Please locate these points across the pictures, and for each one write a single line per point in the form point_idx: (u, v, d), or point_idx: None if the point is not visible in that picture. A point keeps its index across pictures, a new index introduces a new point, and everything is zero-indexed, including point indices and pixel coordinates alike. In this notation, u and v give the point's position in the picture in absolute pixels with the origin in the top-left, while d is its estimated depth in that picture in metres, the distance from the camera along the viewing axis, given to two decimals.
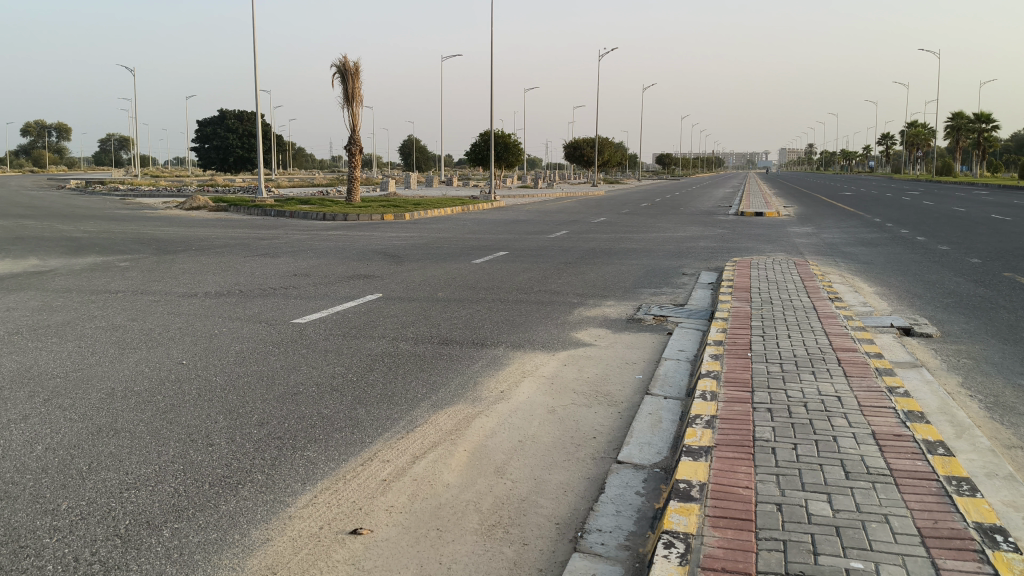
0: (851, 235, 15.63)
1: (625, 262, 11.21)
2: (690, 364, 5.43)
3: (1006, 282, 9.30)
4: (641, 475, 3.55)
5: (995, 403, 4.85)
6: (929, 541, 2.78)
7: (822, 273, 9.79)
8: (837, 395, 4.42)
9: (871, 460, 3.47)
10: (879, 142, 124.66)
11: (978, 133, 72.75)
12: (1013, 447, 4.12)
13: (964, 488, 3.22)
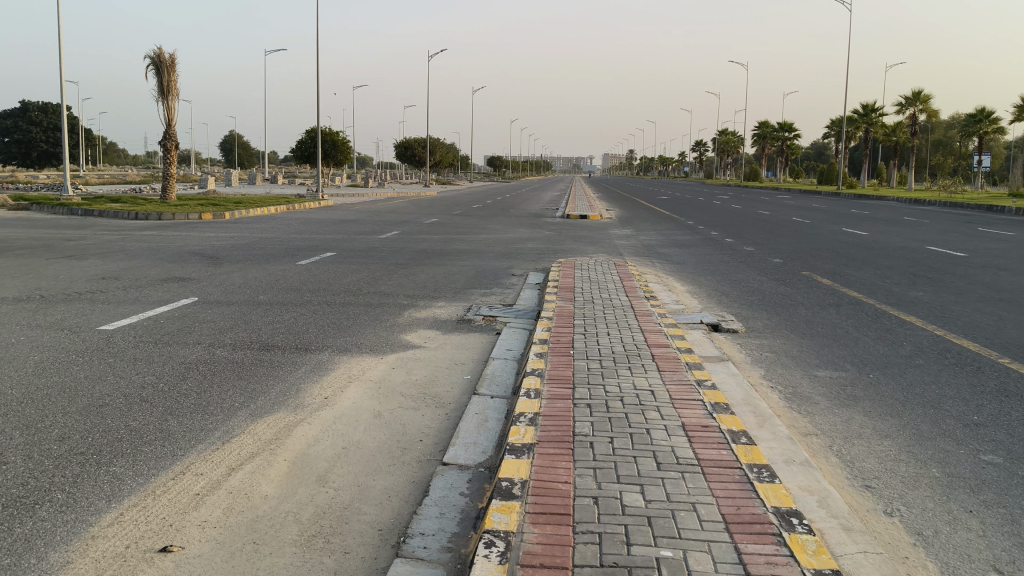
0: (669, 236, 16.42)
1: (454, 263, 11.27)
2: (516, 363, 5.52)
3: (806, 280, 10.03)
4: (465, 476, 3.57)
5: (793, 393, 5.22)
6: (732, 526, 2.94)
7: (641, 273, 10.21)
8: (651, 389, 4.61)
9: (681, 451, 3.64)
10: (695, 148, 131.49)
11: (782, 142, 78.10)
12: (808, 434, 4.45)
13: (764, 475, 3.44)
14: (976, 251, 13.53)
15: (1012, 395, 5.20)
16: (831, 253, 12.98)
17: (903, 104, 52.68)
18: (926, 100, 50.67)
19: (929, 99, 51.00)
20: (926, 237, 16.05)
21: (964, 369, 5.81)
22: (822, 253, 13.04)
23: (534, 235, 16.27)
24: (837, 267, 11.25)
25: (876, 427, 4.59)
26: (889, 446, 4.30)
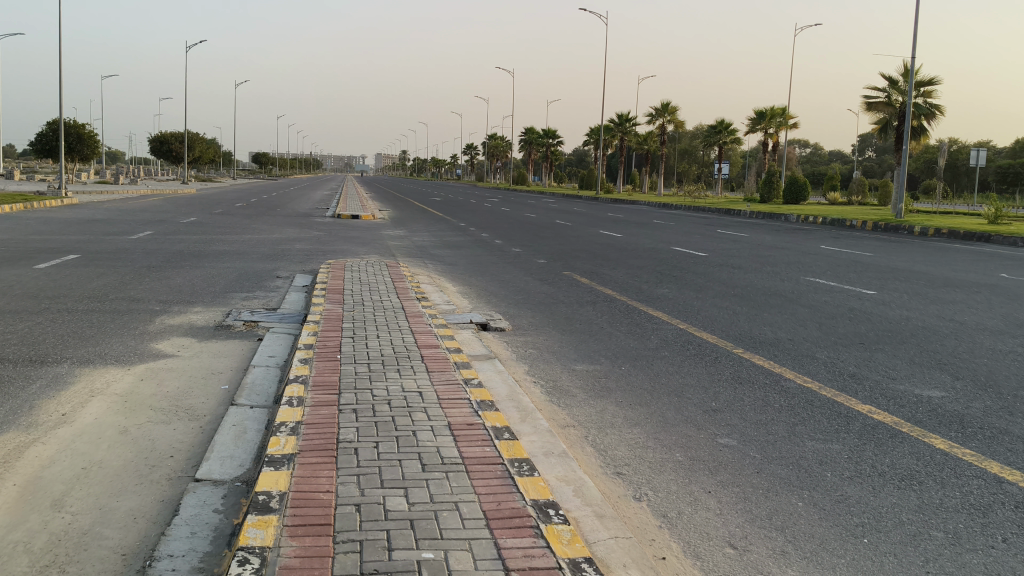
0: (439, 237, 16.64)
1: (214, 265, 10.76)
2: (279, 370, 5.34)
3: (568, 279, 10.48)
4: (220, 492, 3.40)
5: (555, 387, 5.43)
6: (493, 522, 2.99)
7: (411, 274, 10.22)
8: (418, 391, 4.62)
9: (446, 450, 3.67)
10: (466, 151, 134.16)
11: (546, 147, 81.46)
12: (568, 426, 4.64)
13: (524, 468, 3.54)
14: (716, 251, 14.77)
15: (744, 381, 5.72)
16: (590, 254, 13.66)
17: (653, 115, 56.58)
18: (673, 112, 54.78)
19: (675, 111, 55.11)
20: (674, 239, 17.29)
21: (704, 359, 6.32)
22: (582, 253, 13.72)
23: (301, 236, 15.88)
24: (595, 267, 11.87)
25: (627, 416, 4.88)
26: (639, 433, 4.58)
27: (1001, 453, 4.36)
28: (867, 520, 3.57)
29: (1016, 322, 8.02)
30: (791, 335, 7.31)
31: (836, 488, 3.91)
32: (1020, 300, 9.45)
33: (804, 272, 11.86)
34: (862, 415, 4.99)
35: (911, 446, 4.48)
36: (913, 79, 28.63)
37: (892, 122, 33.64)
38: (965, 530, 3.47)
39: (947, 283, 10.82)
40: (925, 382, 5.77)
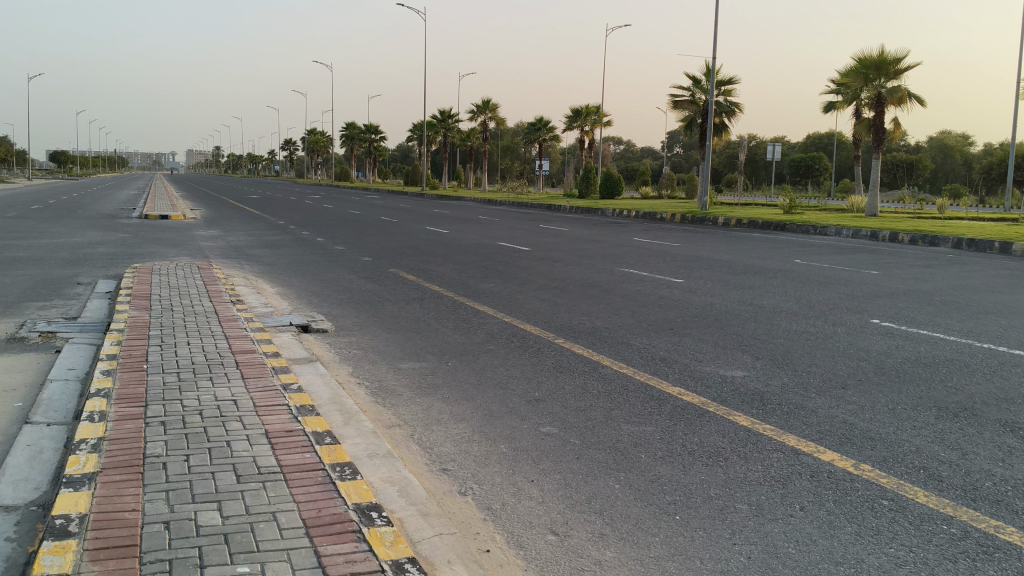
0: (258, 237, 16.10)
1: (7, 273, 9.92)
2: (80, 384, 5.00)
3: (392, 277, 10.40)
4: (13, 519, 3.14)
5: (379, 388, 5.36)
6: (312, 530, 2.93)
7: (226, 277, 9.82)
8: (234, 399, 4.44)
9: (263, 459, 3.56)
10: (285, 148, 130.65)
11: (368, 143, 80.55)
12: (392, 426, 4.60)
13: (346, 473, 3.49)
14: (538, 244, 15.12)
15: (565, 370, 5.88)
16: (414, 251, 13.62)
17: (475, 111, 57.13)
18: (494, 109, 55.58)
19: (496, 108, 55.91)
20: (497, 234, 17.55)
21: (527, 351, 6.44)
22: (406, 250, 13.68)
23: (107, 239, 14.93)
24: (419, 263, 11.86)
25: (453, 412, 4.90)
26: (464, 428, 4.61)
27: (797, 426, 4.71)
28: (678, 498, 3.75)
29: (809, 304, 8.69)
30: (608, 324, 7.59)
31: (650, 469, 4.09)
32: (812, 283, 10.24)
33: (619, 264, 12.34)
34: (673, 397, 5.25)
35: (717, 424, 4.75)
36: (715, 78, 30.35)
37: (697, 120, 35.59)
38: (767, 501, 3.72)
39: (749, 270, 11.55)
40: (730, 363, 6.14)
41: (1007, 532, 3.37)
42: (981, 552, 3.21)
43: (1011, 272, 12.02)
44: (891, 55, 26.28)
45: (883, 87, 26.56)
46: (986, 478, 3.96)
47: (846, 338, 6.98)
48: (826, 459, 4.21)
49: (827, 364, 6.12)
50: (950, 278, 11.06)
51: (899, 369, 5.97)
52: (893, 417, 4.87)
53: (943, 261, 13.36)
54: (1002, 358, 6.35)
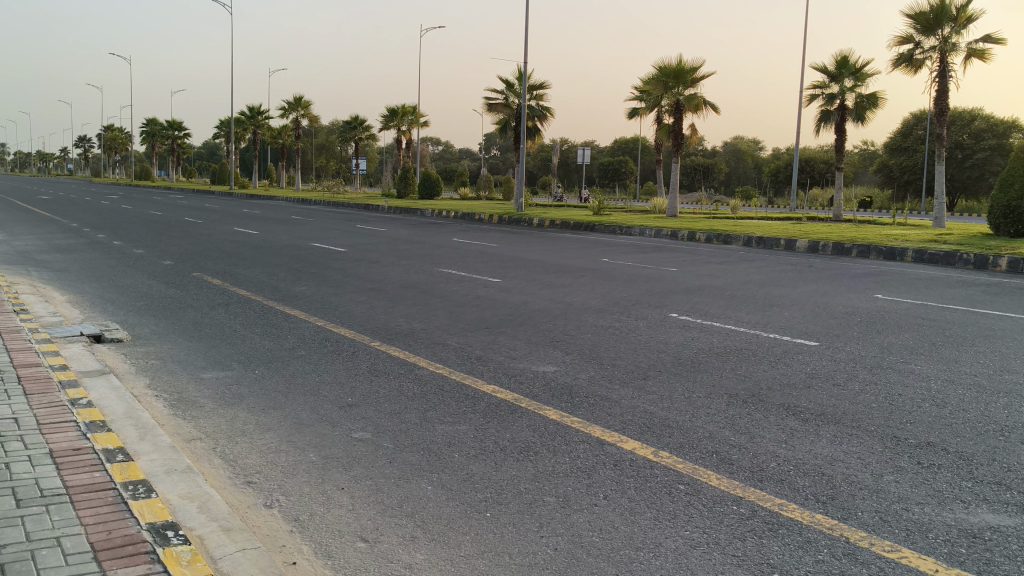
0: (46, 241, 14.95)
1: None
2: None
3: (198, 281, 9.95)
4: None
5: (179, 400, 5.12)
6: (101, 554, 2.76)
7: (9, 284, 9.05)
8: (14, 417, 4.11)
9: (47, 481, 3.32)
10: (78, 145, 121.98)
11: (172, 141, 76.60)
12: (192, 440, 4.41)
13: (139, 491, 3.31)
14: (352, 245, 14.93)
15: (378, 373, 5.85)
16: (222, 253, 13.10)
17: (287, 109, 55.60)
18: (307, 107, 54.35)
19: (308, 105, 54.65)
20: (310, 235, 17.17)
21: (339, 355, 6.35)
22: (212, 253, 13.13)
23: None
24: (227, 266, 11.41)
25: (260, 422, 4.75)
26: (272, 438, 4.49)
27: (602, 418, 4.91)
28: (489, 495, 3.82)
29: (615, 300, 9.07)
30: (423, 325, 7.61)
31: (462, 467, 4.13)
32: (619, 281, 10.69)
33: (436, 264, 12.40)
34: (487, 395, 5.34)
35: (528, 419, 4.88)
36: (526, 81, 31.02)
37: (511, 122, 36.30)
38: (573, 492, 3.85)
39: (560, 269, 11.92)
40: (541, 360, 6.31)
41: (789, 509, 3.66)
42: (766, 529, 3.47)
43: (793, 267, 13.05)
44: (688, 64, 27.86)
45: (682, 95, 28.12)
46: (771, 459, 4.28)
47: (648, 332, 7.35)
48: (629, 448, 4.41)
49: (630, 357, 6.42)
50: (742, 274, 11.86)
51: (696, 359, 6.35)
52: (689, 405, 5.17)
53: (736, 258, 14.31)
54: (785, 346, 6.89)
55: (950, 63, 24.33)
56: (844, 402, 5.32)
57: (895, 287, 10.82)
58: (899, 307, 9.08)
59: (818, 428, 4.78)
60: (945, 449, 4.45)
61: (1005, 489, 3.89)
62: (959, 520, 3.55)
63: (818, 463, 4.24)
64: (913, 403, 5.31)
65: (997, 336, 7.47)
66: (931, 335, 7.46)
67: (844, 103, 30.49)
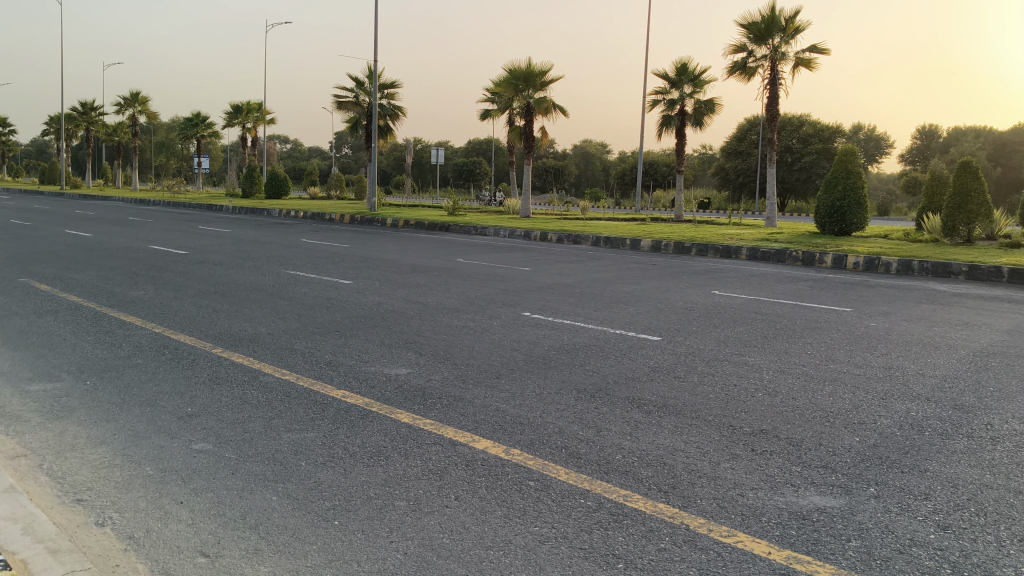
0: None
1: None
2: None
3: (24, 287, 9.32)
4: None
5: (1, 415, 4.78)
6: None
7: None
8: None
9: None
10: None
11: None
12: (16, 457, 4.13)
13: None
14: (195, 247, 14.34)
15: (222, 381, 5.65)
16: (51, 256, 12.32)
17: (123, 104, 52.87)
18: (145, 102, 51.88)
19: (147, 101, 52.15)
20: (148, 236, 16.36)
21: (180, 363, 6.10)
22: (40, 256, 12.31)
23: None
24: (56, 271, 10.72)
25: (92, 435, 4.51)
26: (104, 452, 4.27)
27: (454, 418, 4.93)
28: (338, 502, 3.77)
29: (467, 300, 9.12)
30: (270, 329, 7.39)
31: (310, 475, 4.06)
32: (472, 281, 10.77)
33: (285, 266, 12.09)
34: (337, 401, 5.25)
35: (380, 423, 4.84)
36: (377, 81, 30.68)
37: (362, 121, 35.86)
38: (424, 494, 3.85)
39: (413, 269, 11.88)
40: (394, 362, 6.27)
41: (633, 500, 3.79)
42: (612, 521, 3.58)
43: (639, 265, 13.53)
44: (537, 68, 28.34)
45: (531, 98, 28.58)
46: (616, 451, 4.42)
47: (500, 331, 7.42)
48: (480, 447, 4.45)
49: (482, 356, 6.47)
50: (590, 272, 12.19)
51: (546, 357, 6.47)
52: (539, 402, 5.27)
53: (585, 257, 14.67)
54: (631, 341, 7.13)
55: (779, 72, 25.80)
56: (686, 394, 5.55)
57: (731, 283, 11.39)
58: (736, 303, 9.56)
59: (661, 420, 4.97)
60: (777, 436, 4.72)
61: (830, 472, 4.18)
62: (789, 504, 3.78)
63: (661, 454, 4.41)
64: (748, 394, 5.61)
65: (823, 328, 7.99)
66: (765, 328, 7.89)
67: (684, 108, 31.80)
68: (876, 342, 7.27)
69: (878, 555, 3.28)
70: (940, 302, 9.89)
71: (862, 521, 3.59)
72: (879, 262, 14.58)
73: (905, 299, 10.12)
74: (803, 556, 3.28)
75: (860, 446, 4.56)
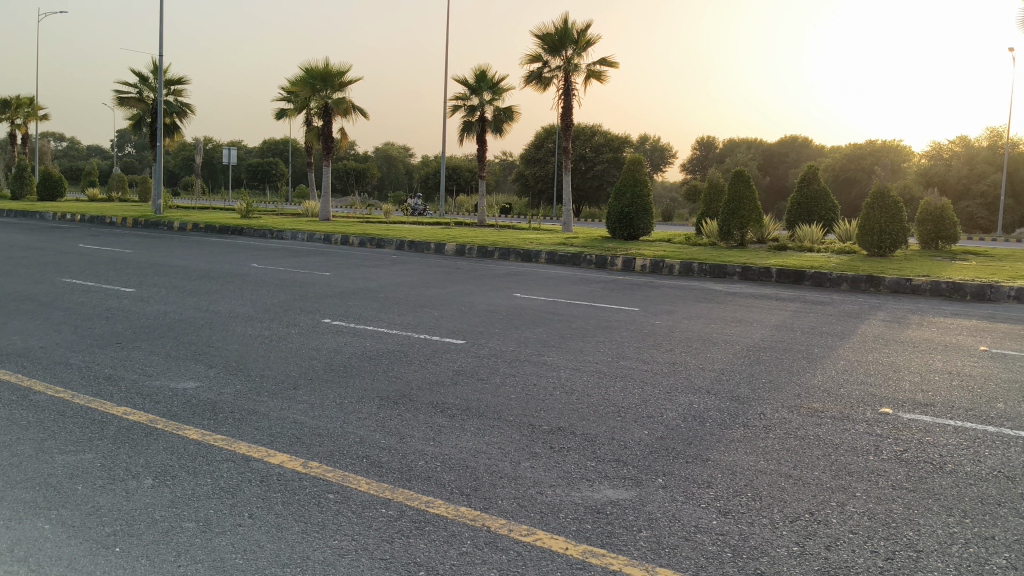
0: None
1: None
2: None
3: None
4: None
5: None
6: None
7: None
8: None
9: None
10: None
11: None
12: None
13: None
14: None
15: None
16: None
17: None
18: None
19: None
20: None
21: None
22: None
23: None
24: None
25: None
26: None
27: (248, 433, 4.71)
28: (120, 527, 3.50)
29: (263, 307, 8.78)
30: (42, 343, 6.78)
31: (87, 500, 3.74)
32: (268, 287, 10.40)
33: (60, 273, 11.15)
34: (116, 419, 4.88)
35: (166, 441, 4.54)
36: (163, 76, 29.01)
37: (146, 119, 33.86)
38: (214, 514, 3.65)
39: (204, 275, 11.32)
40: (181, 375, 5.91)
41: (435, 505, 3.77)
42: (413, 528, 3.54)
43: (440, 269, 13.60)
44: (335, 69, 27.87)
45: (329, 99, 28.07)
46: (418, 457, 4.38)
47: (299, 339, 7.19)
48: (276, 462, 4.27)
49: (279, 366, 6.23)
50: (392, 277, 12.10)
51: (347, 364, 6.34)
52: (339, 412, 5.14)
53: (386, 261, 14.56)
54: (435, 345, 7.12)
55: (573, 82, 26.77)
56: (487, 395, 5.60)
57: (531, 286, 11.65)
58: (535, 304, 9.78)
59: (463, 423, 4.99)
60: (573, 432, 4.86)
61: (622, 465, 4.34)
62: (585, 498, 3.89)
63: (463, 457, 4.42)
64: (547, 393, 5.74)
65: (615, 327, 8.33)
66: (562, 329, 8.12)
67: (483, 115, 32.31)
68: (663, 340, 7.66)
69: (667, 543, 3.43)
70: (719, 301, 10.59)
71: (652, 511, 3.76)
72: (665, 264, 15.43)
73: (688, 298, 10.75)
74: (598, 549, 3.38)
75: (649, 439, 4.77)
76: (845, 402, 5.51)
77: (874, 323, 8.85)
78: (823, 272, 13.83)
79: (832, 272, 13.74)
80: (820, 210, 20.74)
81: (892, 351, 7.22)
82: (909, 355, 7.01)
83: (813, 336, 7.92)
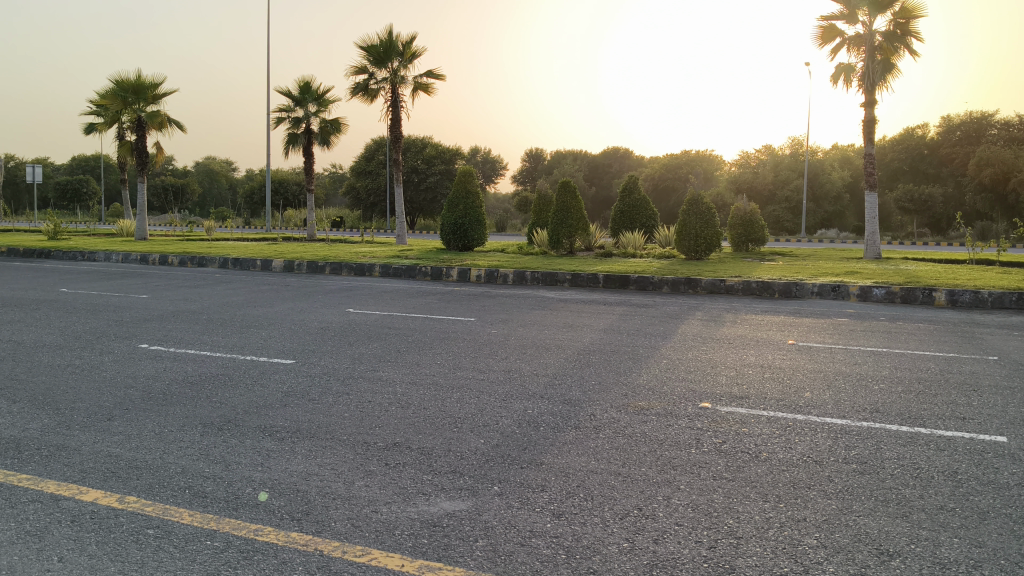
0: None
1: None
2: None
3: None
4: None
5: None
6: None
7: None
8: None
9: None
10: None
11: None
12: None
13: None
14: None
15: None
16: None
17: None
18: None
19: None
20: None
21: None
22: None
23: None
24: None
25: None
26: None
27: (56, 470, 4.39)
28: None
29: (73, 335, 8.22)
30: None
31: None
32: (79, 313, 9.74)
33: None
34: None
35: None
36: None
37: None
38: (19, 561, 3.37)
39: (5, 304, 10.46)
40: None
41: (264, 533, 3.64)
42: (241, 558, 3.41)
43: (269, 286, 13.21)
44: (148, 81, 26.61)
45: (142, 112, 26.72)
46: (245, 484, 4.22)
47: (114, 367, 6.79)
48: (89, 499, 4.00)
49: (92, 398, 5.84)
50: (215, 296, 11.62)
51: (168, 392, 6.03)
52: (158, 442, 4.88)
53: (209, 280, 13.98)
54: (263, 366, 6.91)
55: (399, 94, 26.71)
56: (319, 416, 5.47)
57: (364, 300, 11.50)
58: (369, 319, 9.64)
59: (294, 445, 4.85)
60: (409, 447, 4.82)
61: (458, 476, 4.35)
62: (421, 513, 3.86)
63: (294, 481, 4.29)
64: (381, 408, 5.67)
65: (450, 337, 8.35)
66: (396, 343, 8.05)
67: (309, 127, 31.68)
68: (496, 348, 7.74)
69: (502, 551, 3.46)
70: (549, 307, 10.82)
71: (488, 519, 3.78)
72: (497, 274, 15.64)
73: (520, 306, 10.92)
74: (434, 563, 3.36)
75: (485, 447, 4.80)
76: (667, 399, 5.76)
77: (693, 322, 9.30)
78: (646, 276, 14.42)
79: (653, 277, 14.34)
80: (641, 218, 21.56)
81: (710, 348, 7.61)
82: (724, 351, 7.42)
83: (637, 337, 8.23)
